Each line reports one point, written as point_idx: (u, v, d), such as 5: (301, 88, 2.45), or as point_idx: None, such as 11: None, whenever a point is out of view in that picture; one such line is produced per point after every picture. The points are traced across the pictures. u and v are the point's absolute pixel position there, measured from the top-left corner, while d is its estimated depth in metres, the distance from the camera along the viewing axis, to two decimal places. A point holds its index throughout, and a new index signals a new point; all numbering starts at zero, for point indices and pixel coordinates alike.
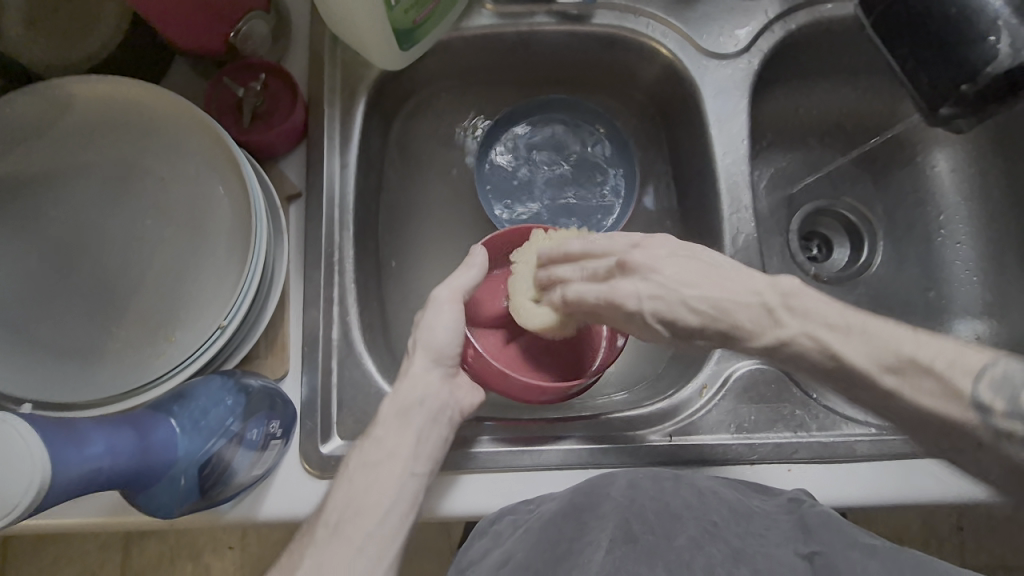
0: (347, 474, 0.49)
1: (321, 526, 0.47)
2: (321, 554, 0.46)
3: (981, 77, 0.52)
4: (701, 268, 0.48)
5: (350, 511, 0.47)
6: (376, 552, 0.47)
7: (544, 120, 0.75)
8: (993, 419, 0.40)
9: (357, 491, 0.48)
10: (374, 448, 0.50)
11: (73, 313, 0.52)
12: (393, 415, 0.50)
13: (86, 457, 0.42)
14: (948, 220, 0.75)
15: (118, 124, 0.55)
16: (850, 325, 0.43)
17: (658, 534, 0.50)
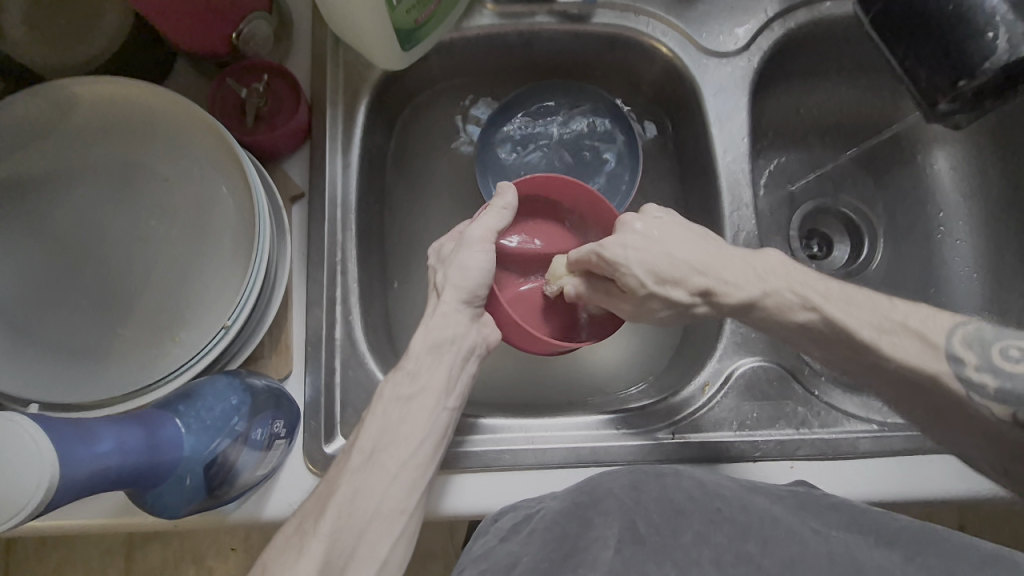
0: (379, 404, 0.50)
1: (356, 451, 0.49)
2: (359, 477, 0.48)
3: (980, 71, 0.51)
4: (692, 239, 0.51)
5: (384, 440, 0.49)
6: (411, 478, 0.49)
7: (535, 103, 0.74)
8: (967, 373, 0.44)
9: (391, 423, 0.50)
10: (407, 381, 0.51)
11: (83, 318, 0.53)
12: (425, 351, 0.51)
13: (96, 454, 0.43)
14: (946, 218, 0.73)
15: (126, 131, 0.57)
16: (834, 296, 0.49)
17: (665, 534, 0.47)
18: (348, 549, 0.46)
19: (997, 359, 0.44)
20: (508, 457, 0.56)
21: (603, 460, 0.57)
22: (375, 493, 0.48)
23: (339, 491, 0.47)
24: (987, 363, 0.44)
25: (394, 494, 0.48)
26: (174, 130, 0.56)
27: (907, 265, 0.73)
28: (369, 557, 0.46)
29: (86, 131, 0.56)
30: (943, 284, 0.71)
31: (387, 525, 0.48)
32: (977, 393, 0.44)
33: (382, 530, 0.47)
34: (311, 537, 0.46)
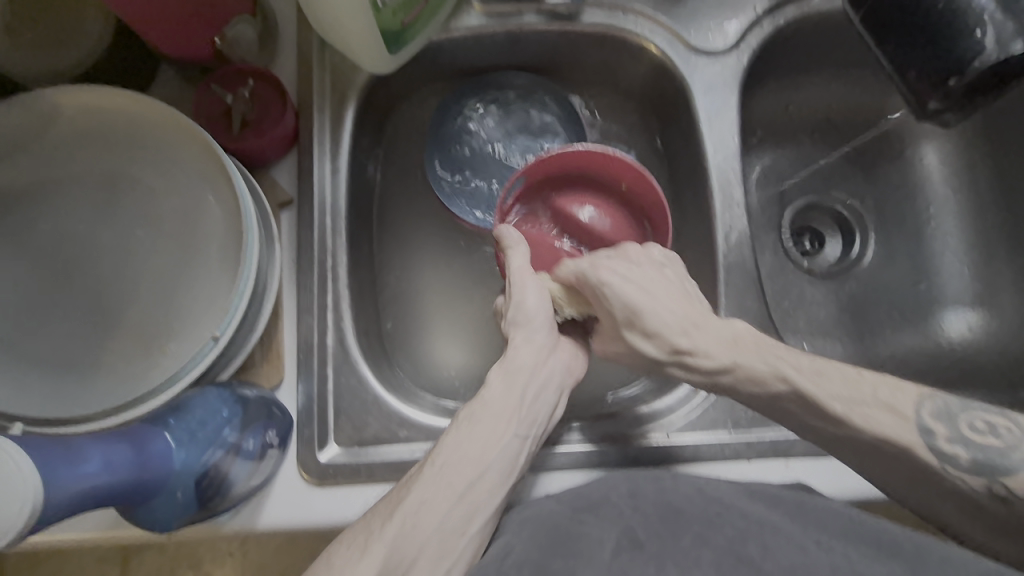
0: (456, 424, 0.51)
1: (430, 464, 0.49)
2: (428, 490, 0.48)
3: (969, 70, 0.51)
4: (670, 286, 0.54)
5: (454, 458, 0.49)
6: (475, 501, 0.49)
7: (464, 110, 0.73)
8: (938, 443, 0.47)
9: (465, 443, 0.50)
10: (483, 407, 0.51)
11: (69, 330, 0.52)
12: (500, 374, 0.52)
13: (80, 474, 0.44)
14: (936, 212, 0.73)
15: (109, 139, 0.56)
16: (812, 367, 0.50)
17: (665, 537, 0.48)
18: (405, 563, 0.46)
19: (966, 432, 0.47)
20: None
21: (598, 463, 0.57)
22: (441, 510, 0.47)
23: (407, 501, 0.47)
24: (956, 434, 0.47)
25: (458, 513, 0.48)
26: (158, 137, 0.56)
27: (897, 260, 0.73)
28: (427, 573, 0.46)
29: (65, 140, 0.55)
30: (934, 279, 0.72)
31: (444, 545, 0.47)
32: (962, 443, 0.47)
33: (439, 550, 0.47)
34: (374, 540, 0.46)
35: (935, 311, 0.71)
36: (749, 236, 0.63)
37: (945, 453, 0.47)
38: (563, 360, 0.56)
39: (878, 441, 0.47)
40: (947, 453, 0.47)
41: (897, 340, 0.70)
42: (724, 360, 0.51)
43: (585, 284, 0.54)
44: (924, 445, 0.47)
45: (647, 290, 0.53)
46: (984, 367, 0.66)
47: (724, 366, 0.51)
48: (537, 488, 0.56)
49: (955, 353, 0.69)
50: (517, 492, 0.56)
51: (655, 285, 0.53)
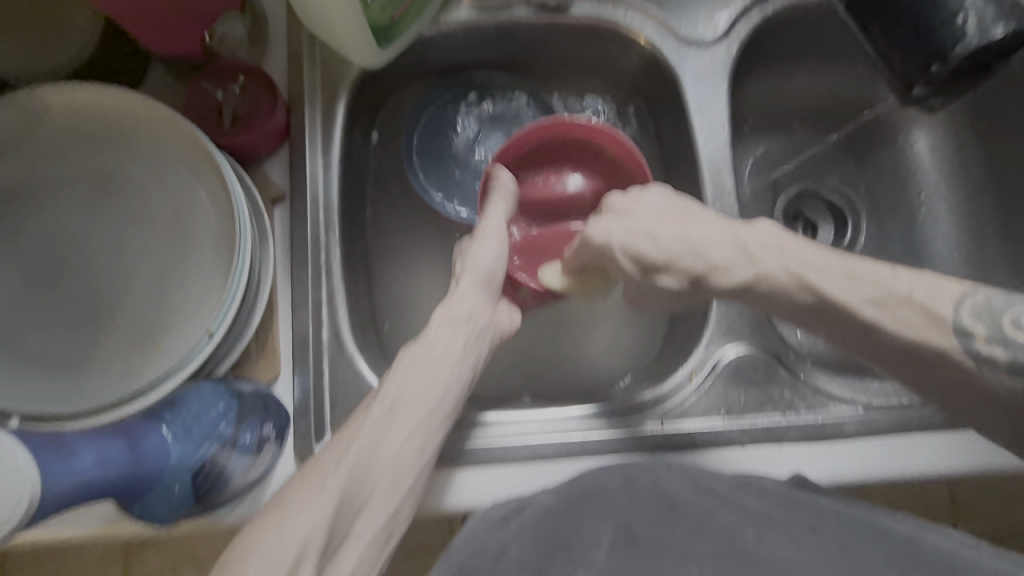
0: (401, 363, 0.52)
1: (376, 405, 0.49)
2: (379, 429, 0.49)
3: (951, 56, 0.51)
4: (682, 217, 0.51)
5: (403, 397, 0.50)
6: (422, 438, 0.50)
7: (438, 105, 0.73)
8: (976, 342, 0.44)
9: (411, 383, 0.51)
10: (427, 350, 0.52)
11: (64, 329, 0.53)
12: (445, 321, 0.54)
13: (75, 469, 0.45)
14: (928, 198, 0.74)
15: (100, 139, 0.56)
16: (829, 264, 0.48)
17: (660, 530, 0.49)
18: (358, 499, 0.47)
19: (1006, 330, 0.45)
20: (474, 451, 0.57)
21: (593, 450, 0.57)
22: (388, 449, 0.48)
23: (355, 441, 0.48)
24: (995, 330, 0.45)
25: (406, 450, 0.49)
26: (149, 135, 0.56)
27: (889, 246, 0.73)
28: (379, 506, 0.48)
29: (57, 141, 0.55)
30: (927, 264, 0.72)
31: (396, 482, 0.48)
32: (989, 368, 0.45)
33: (389, 487, 0.48)
34: (330, 476, 0.46)
35: None
36: (741, 224, 0.64)
37: (982, 356, 0.45)
38: (497, 319, 0.57)
39: (909, 344, 0.46)
40: (983, 352, 0.45)
41: None
42: (747, 275, 0.49)
43: (588, 248, 0.54)
44: (965, 352, 0.45)
45: (655, 225, 0.51)
46: None
47: (749, 283, 0.49)
48: (467, 462, 0.56)
49: None
50: (514, 481, 0.56)
51: (668, 217, 0.51)
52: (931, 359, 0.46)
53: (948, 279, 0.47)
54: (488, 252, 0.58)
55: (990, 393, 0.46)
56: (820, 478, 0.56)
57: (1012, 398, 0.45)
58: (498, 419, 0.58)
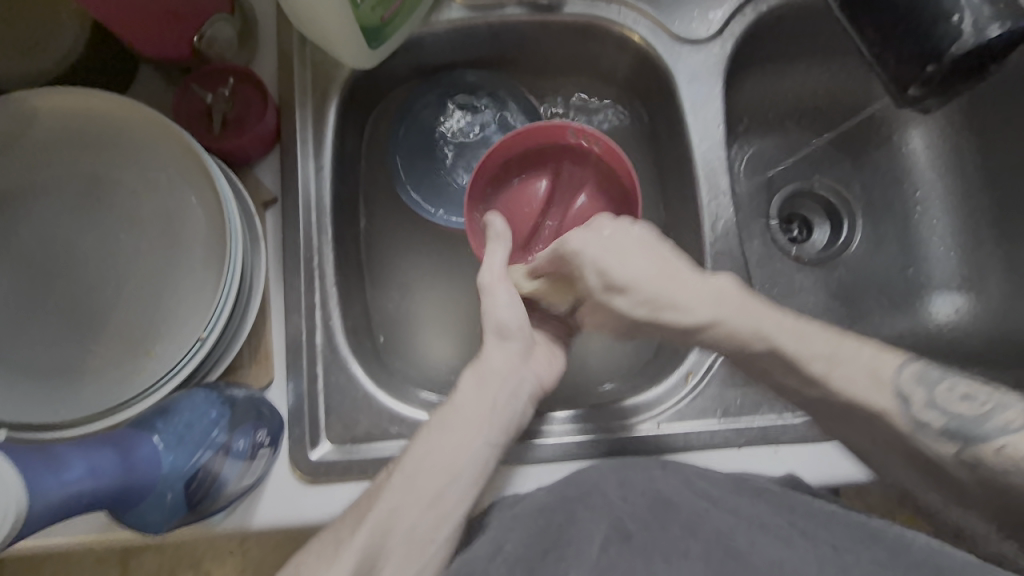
0: (428, 428, 0.53)
1: (399, 474, 0.50)
2: (398, 495, 0.50)
3: (946, 56, 0.51)
4: (647, 255, 0.53)
5: (425, 466, 0.51)
6: (445, 508, 0.51)
7: (422, 104, 0.72)
8: (914, 409, 0.46)
9: (436, 451, 0.51)
10: (453, 414, 0.53)
11: (54, 336, 0.52)
12: (467, 392, 0.54)
13: (65, 482, 0.45)
14: (923, 196, 0.73)
15: (88, 142, 0.55)
16: (800, 327, 0.50)
17: (653, 528, 0.48)
18: (371, 573, 0.48)
19: (943, 397, 0.46)
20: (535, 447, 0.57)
21: (589, 453, 0.57)
22: (410, 519, 0.49)
23: (376, 513, 0.49)
24: (934, 400, 0.46)
25: (428, 521, 0.50)
26: (137, 139, 0.55)
27: (885, 245, 0.73)
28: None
29: (44, 145, 0.55)
30: (922, 264, 0.72)
31: (417, 549, 0.50)
32: (924, 429, 0.46)
33: (407, 555, 0.49)
34: (344, 548, 0.48)
35: (923, 296, 0.71)
36: (736, 225, 0.63)
37: (917, 418, 0.46)
38: (535, 372, 0.57)
39: (848, 402, 0.48)
40: (923, 419, 0.46)
41: (886, 325, 0.70)
42: (704, 316, 0.51)
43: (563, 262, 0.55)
44: (901, 412, 0.46)
45: (614, 254, 0.53)
46: (973, 350, 0.67)
47: (706, 322, 0.51)
48: (535, 457, 0.57)
49: (944, 336, 0.69)
50: (530, 479, 0.56)
51: (620, 247, 0.54)
52: (877, 412, 0.47)
53: (887, 349, 0.49)
54: (503, 304, 0.56)
55: (934, 458, 0.46)
56: (815, 479, 0.56)
57: (951, 463, 0.46)
58: (557, 416, 0.59)
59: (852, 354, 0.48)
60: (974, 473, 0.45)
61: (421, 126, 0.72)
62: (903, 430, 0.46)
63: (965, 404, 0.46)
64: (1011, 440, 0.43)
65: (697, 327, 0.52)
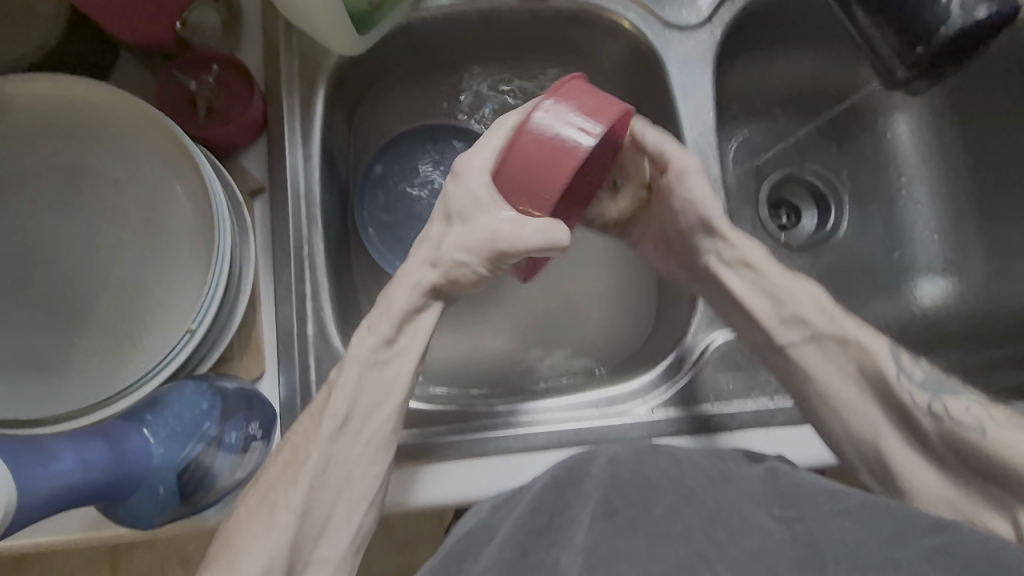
0: (351, 368, 0.50)
1: (328, 420, 0.49)
2: (328, 445, 0.49)
3: (935, 38, 0.52)
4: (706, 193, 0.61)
5: (359, 408, 0.50)
6: (383, 446, 0.50)
7: (372, 177, 0.70)
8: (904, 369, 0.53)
9: (365, 391, 0.50)
10: (384, 350, 0.51)
11: (37, 329, 0.51)
12: (393, 327, 0.50)
13: (53, 473, 0.44)
14: (909, 181, 0.74)
15: (68, 130, 0.54)
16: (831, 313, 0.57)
17: (638, 505, 0.45)
18: (322, 520, 0.49)
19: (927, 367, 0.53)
20: (489, 443, 0.57)
21: (585, 439, 0.58)
22: (344, 461, 0.49)
23: (309, 462, 0.48)
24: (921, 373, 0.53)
25: (366, 459, 0.50)
26: (121, 127, 0.54)
27: (871, 230, 0.74)
28: (344, 522, 0.49)
29: (25, 133, 0.53)
30: (907, 247, 0.73)
31: (361, 493, 0.50)
32: (904, 377, 0.52)
33: (357, 495, 0.50)
34: (280, 510, 0.47)
35: (908, 279, 0.72)
36: (727, 211, 0.64)
37: (905, 368, 0.53)
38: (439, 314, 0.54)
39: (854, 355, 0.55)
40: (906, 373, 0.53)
41: (871, 307, 0.71)
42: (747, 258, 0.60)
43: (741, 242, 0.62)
44: (888, 369, 0.53)
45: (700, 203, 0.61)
46: (958, 331, 0.67)
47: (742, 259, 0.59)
48: (479, 452, 0.57)
49: (930, 317, 0.70)
50: (493, 477, 0.56)
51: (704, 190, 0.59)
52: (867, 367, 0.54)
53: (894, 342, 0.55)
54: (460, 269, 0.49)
55: (906, 405, 0.52)
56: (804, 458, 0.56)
57: (920, 412, 0.51)
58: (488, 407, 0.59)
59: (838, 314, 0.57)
60: (939, 426, 0.50)
61: (383, 186, 0.70)
62: (890, 372, 0.53)
63: (941, 375, 0.53)
64: (971, 402, 0.50)
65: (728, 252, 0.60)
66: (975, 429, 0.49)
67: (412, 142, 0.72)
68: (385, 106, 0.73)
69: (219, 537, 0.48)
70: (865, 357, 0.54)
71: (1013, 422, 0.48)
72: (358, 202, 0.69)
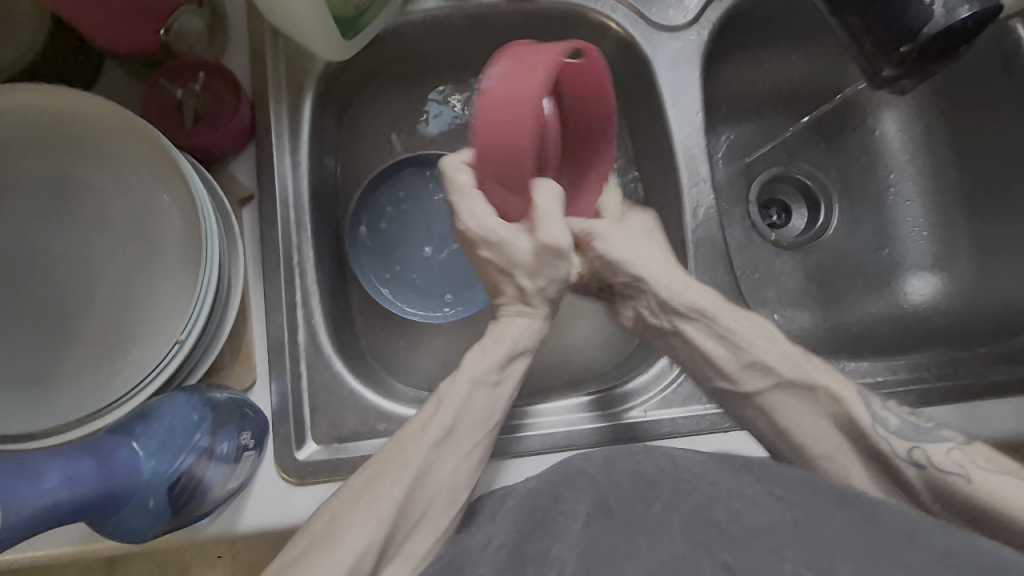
0: (477, 385, 0.51)
1: (435, 427, 0.49)
2: (439, 452, 0.49)
3: (920, 36, 0.53)
4: (652, 255, 0.56)
5: (465, 420, 0.50)
6: (473, 468, 0.51)
7: (360, 237, 0.68)
8: (877, 416, 0.52)
9: (475, 405, 0.51)
10: (494, 369, 0.52)
11: (25, 342, 0.51)
12: (504, 353, 0.52)
13: (41, 491, 0.44)
14: (898, 178, 0.74)
15: (51, 141, 0.53)
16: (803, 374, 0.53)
17: (636, 505, 0.45)
18: (416, 517, 0.47)
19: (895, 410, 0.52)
20: None
21: (579, 442, 0.58)
22: (441, 470, 0.49)
23: (417, 458, 0.48)
24: (898, 411, 0.52)
25: (461, 473, 0.50)
26: (105, 137, 0.53)
27: (861, 227, 0.75)
28: (430, 526, 0.48)
29: (6, 144, 0.52)
30: (897, 245, 0.73)
31: (448, 504, 0.49)
32: (881, 424, 0.51)
33: (445, 504, 0.49)
34: (379, 502, 0.46)
35: (898, 276, 0.72)
36: (717, 212, 0.64)
37: (879, 416, 0.51)
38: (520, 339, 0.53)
39: (833, 403, 0.52)
40: (882, 420, 0.51)
41: (863, 305, 0.71)
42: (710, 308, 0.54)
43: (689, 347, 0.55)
44: (858, 401, 0.52)
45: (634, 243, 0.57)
46: (950, 327, 0.68)
47: (707, 312, 0.54)
48: None
49: (920, 314, 0.70)
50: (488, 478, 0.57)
51: (628, 240, 0.56)
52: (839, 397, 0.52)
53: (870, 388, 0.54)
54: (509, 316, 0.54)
55: None
56: None
57: (901, 461, 0.50)
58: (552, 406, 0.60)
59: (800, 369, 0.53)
60: (923, 474, 0.49)
61: (376, 237, 0.69)
62: (866, 423, 0.51)
63: (915, 419, 0.52)
64: (955, 445, 0.49)
65: (678, 314, 0.55)
66: (961, 475, 0.48)
67: (387, 185, 0.69)
68: (374, 110, 0.72)
69: (298, 541, 0.46)
70: (836, 405, 0.52)
71: (991, 463, 0.48)
72: (357, 258, 0.67)
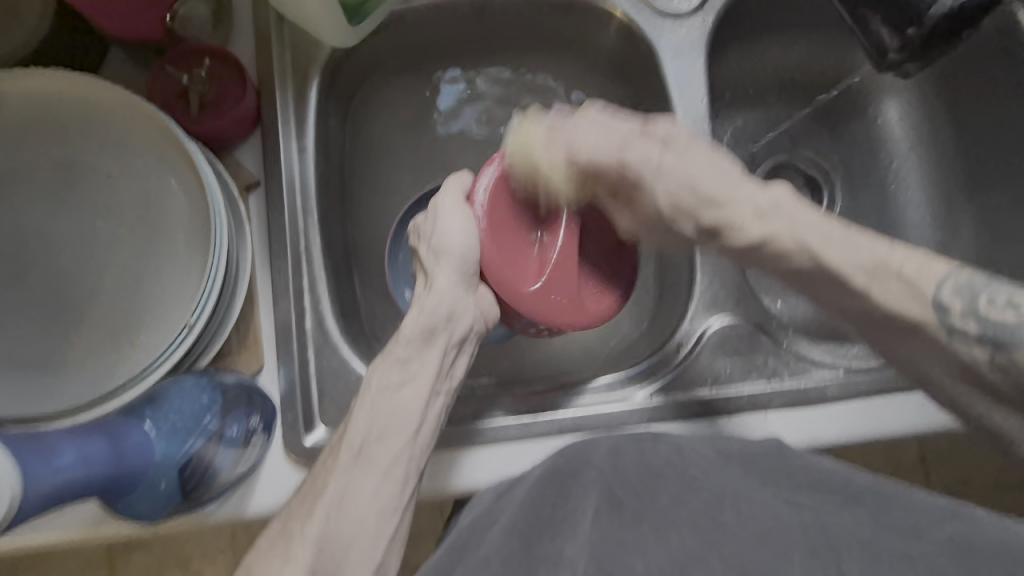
0: (376, 393, 0.50)
1: (345, 448, 0.48)
2: (346, 472, 0.47)
3: (926, 19, 0.54)
4: (706, 161, 0.50)
5: (375, 432, 0.49)
6: (402, 476, 0.49)
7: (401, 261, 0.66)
8: (951, 318, 0.44)
9: (383, 412, 0.49)
10: (397, 369, 0.50)
11: (33, 327, 0.51)
12: (405, 348, 0.50)
13: (56, 468, 0.44)
14: (899, 166, 0.75)
15: (57, 125, 0.53)
16: (829, 231, 0.47)
17: (643, 496, 0.47)
18: (339, 553, 0.46)
19: (984, 306, 0.43)
20: (491, 432, 0.57)
21: (586, 425, 0.57)
22: (361, 490, 0.47)
23: (326, 493, 0.47)
24: (972, 307, 0.44)
25: (386, 490, 0.48)
26: (114, 122, 0.53)
27: (863, 214, 0.75)
28: (361, 559, 0.46)
29: (15, 129, 0.53)
30: (899, 232, 0.74)
31: (379, 526, 0.47)
32: (960, 339, 0.44)
33: (374, 531, 0.47)
34: (297, 543, 0.46)
35: None
36: None
37: (956, 328, 0.44)
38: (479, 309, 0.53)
39: (886, 314, 0.46)
40: (959, 325, 0.44)
41: None
42: (757, 233, 0.48)
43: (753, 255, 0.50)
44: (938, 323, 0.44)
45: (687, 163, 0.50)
46: None
47: (758, 213, 0.49)
48: (482, 442, 0.57)
49: None
50: (496, 465, 0.56)
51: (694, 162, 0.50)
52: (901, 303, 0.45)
53: (936, 257, 0.46)
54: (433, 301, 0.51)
55: None
56: (800, 440, 0.57)
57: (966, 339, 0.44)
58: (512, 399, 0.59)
59: (790, 207, 0.48)
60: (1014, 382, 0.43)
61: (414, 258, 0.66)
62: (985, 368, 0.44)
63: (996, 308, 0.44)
64: None
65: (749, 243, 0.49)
66: None
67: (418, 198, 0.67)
68: (379, 97, 0.72)
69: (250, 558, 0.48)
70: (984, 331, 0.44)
71: None
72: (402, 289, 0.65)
